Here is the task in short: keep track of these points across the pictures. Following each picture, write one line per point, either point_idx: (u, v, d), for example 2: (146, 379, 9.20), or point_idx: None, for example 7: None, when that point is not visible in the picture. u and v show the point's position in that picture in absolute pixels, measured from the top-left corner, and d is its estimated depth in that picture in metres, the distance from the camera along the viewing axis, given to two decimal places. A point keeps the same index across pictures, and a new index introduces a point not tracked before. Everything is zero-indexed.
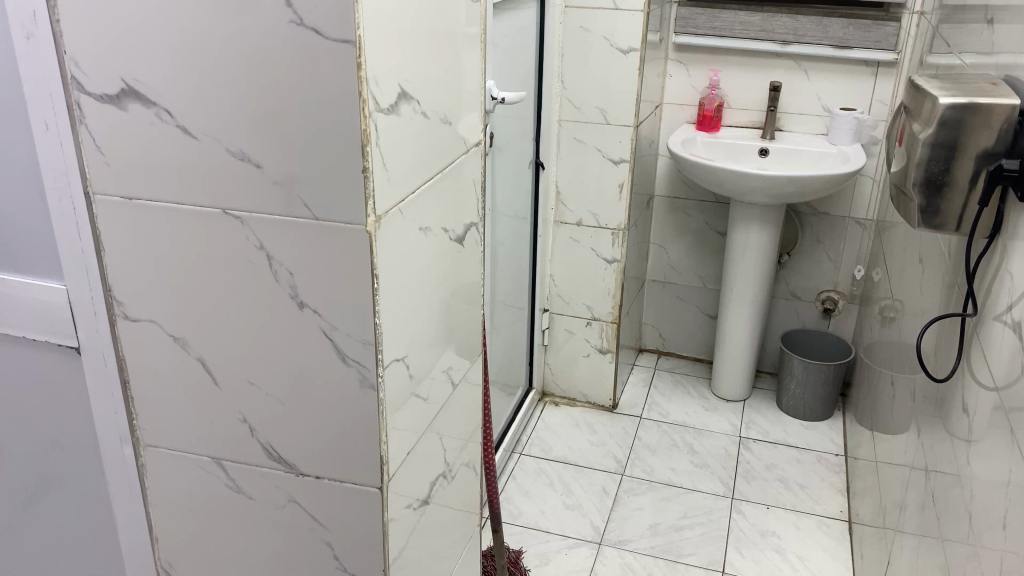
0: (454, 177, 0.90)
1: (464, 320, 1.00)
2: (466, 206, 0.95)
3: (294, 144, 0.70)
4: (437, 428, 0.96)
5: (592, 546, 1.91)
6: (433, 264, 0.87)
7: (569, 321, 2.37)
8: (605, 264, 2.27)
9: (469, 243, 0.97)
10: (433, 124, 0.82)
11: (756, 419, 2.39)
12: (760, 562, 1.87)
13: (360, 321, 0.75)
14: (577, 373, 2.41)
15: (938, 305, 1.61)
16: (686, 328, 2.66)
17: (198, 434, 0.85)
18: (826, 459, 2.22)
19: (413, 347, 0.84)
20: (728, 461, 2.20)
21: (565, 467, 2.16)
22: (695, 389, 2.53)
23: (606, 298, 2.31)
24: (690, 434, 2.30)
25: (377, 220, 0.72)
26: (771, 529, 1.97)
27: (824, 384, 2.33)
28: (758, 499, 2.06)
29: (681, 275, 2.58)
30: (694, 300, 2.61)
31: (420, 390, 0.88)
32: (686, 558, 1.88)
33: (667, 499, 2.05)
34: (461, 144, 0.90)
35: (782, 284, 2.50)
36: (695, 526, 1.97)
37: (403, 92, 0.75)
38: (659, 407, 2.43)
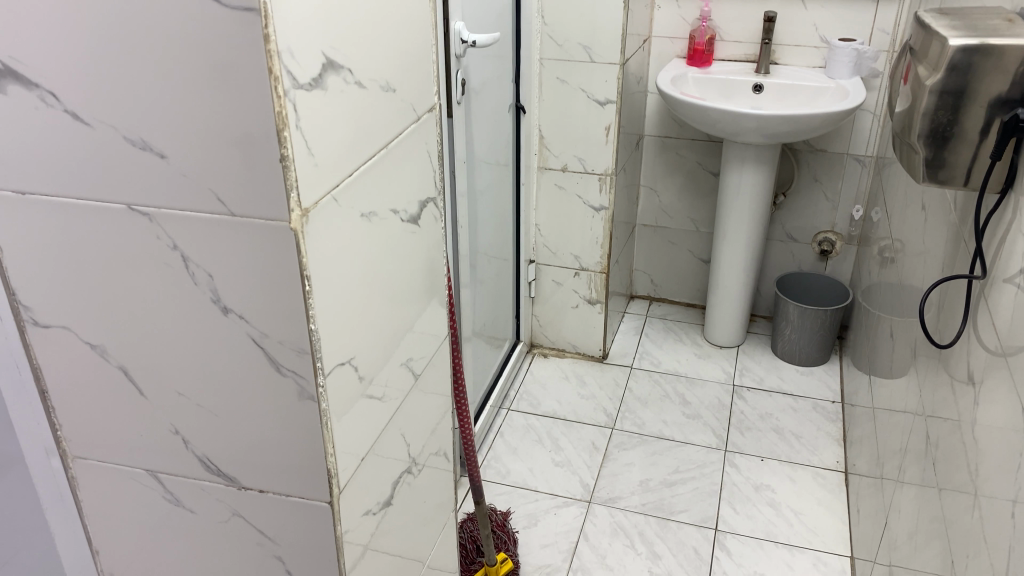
0: (403, 151, 0.80)
1: (426, 305, 0.91)
2: (422, 181, 0.85)
3: (202, 131, 0.60)
4: (398, 425, 0.88)
5: (582, 505, 1.86)
6: (382, 252, 0.78)
7: (556, 272, 2.28)
8: (593, 211, 2.18)
9: (427, 221, 0.88)
10: (373, 95, 0.72)
11: (751, 366, 2.32)
12: (753, 519, 1.82)
13: (293, 328, 0.66)
14: (565, 324, 2.34)
15: (940, 254, 1.52)
16: (678, 273, 2.58)
17: (128, 446, 0.77)
18: (822, 407, 2.16)
19: (362, 347, 0.76)
20: (721, 412, 2.14)
21: (554, 422, 2.10)
22: (687, 337, 2.46)
23: (595, 247, 2.22)
24: (682, 384, 2.24)
25: (303, 215, 0.63)
26: (765, 483, 1.92)
27: (821, 329, 2.26)
28: (752, 451, 2.01)
29: (673, 218, 2.49)
30: (686, 244, 2.52)
31: (373, 391, 0.80)
32: (677, 515, 1.83)
33: (659, 454, 2.00)
34: (411, 113, 0.80)
35: (777, 225, 2.40)
36: (687, 481, 1.92)
37: (330, 63, 0.64)
38: (651, 356, 2.36)
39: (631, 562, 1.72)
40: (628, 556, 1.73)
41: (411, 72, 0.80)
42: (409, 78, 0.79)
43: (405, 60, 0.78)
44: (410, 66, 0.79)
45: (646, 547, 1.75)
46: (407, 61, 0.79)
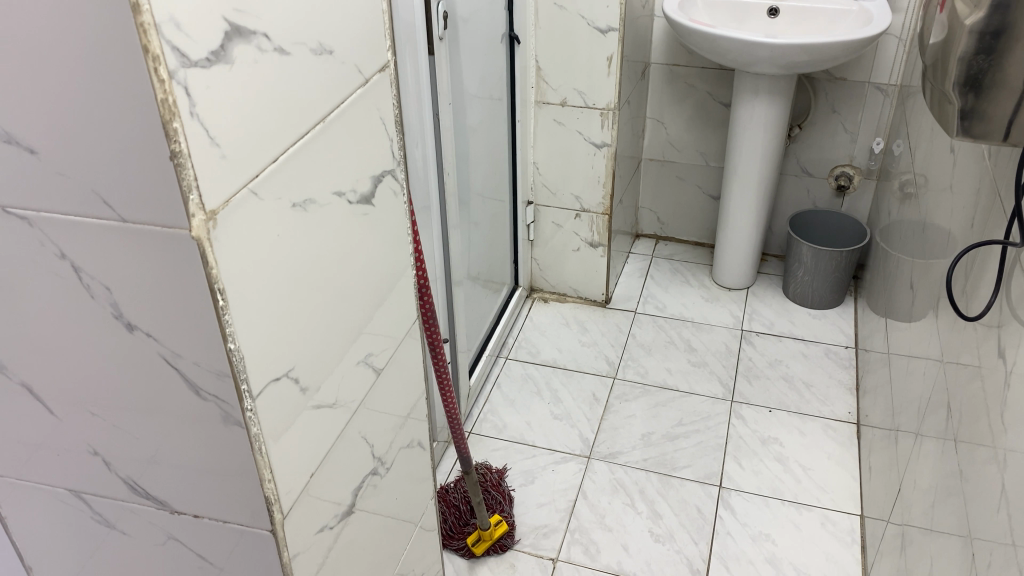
0: (348, 122, 0.68)
1: (388, 291, 0.81)
2: (375, 154, 0.74)
3: (75, 121, 0.49)
4: (356, 428, 0.79)
5: (581, 461, 1.78)
6: (324, 243, 0.67)
7: (556, 213, 2.16)
8: (594, 148, 2.04)
9: (384, 197, 0.77)
10: (300, 61, 0.60)
11: (760, 310, 2.22)
12: (759, 475, 1.74)
13: (207, 348, 0.56)
14: (566, 267, 2.23)
15: (965, 201, 1.40)
16: (686, 211, 2.45)
17: (46, 466, 0.68)
18: (834, 353, 2.06)
19: (301, 355, 0.66)
20: (728, 359, 2.05)
21: (553, 371, 2.01)
22: (694, 278, 2.35)
23: (597, 186, 2.09)
24: (688, 330, 2.14)
25: (208, 221, 0.52)
26: (773, 436, 1.83)
27: (835, 271, 2.14)
28: (760, 402, 1.92)
29: (681, 152, 2.35)
30: (694, 180, 2.39)
31: (320, 399, 0.70)
32: (680, 471, 1.75)
33: (662, 405, 1.91)
34: (356, 76, 0.68)
35: (792, 159, 2.26)
36: (691, 435, 1.84)
37: (234, 29, 0.52)
38: (655, 299, 2.26)
39: (631, 522, 1.65)
40: (628, 515, 1.66)
41: (354, 26, 0.67)
42: (352, 34, 0.67)
43: (346, 11, 0.65)
44: (352, 19, 0.66)
45: (647, 506, 1.68)
46: (349, 13, 0.66)
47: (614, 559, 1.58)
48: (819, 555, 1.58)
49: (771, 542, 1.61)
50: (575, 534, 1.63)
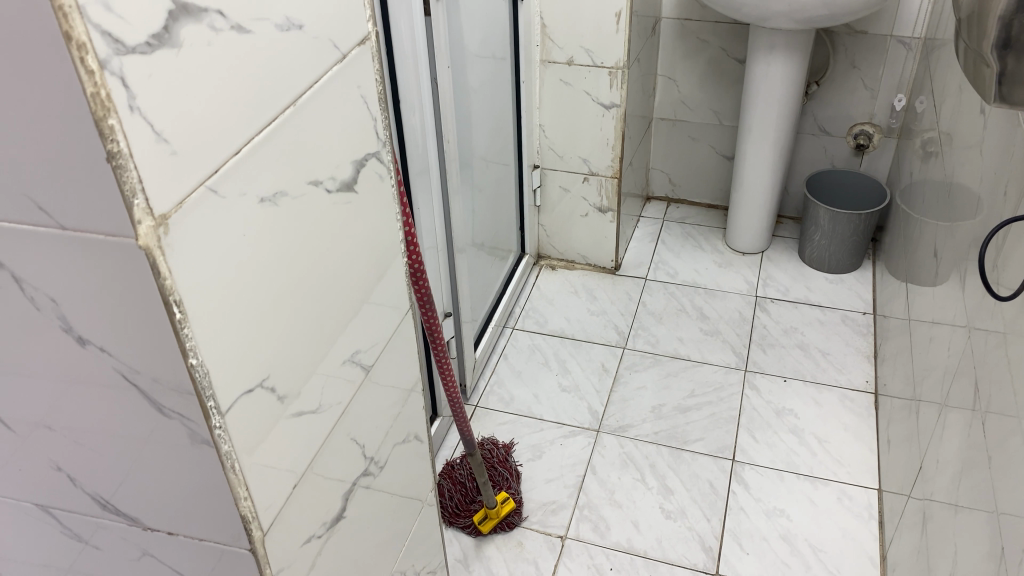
0: (324, 103, 0.62)
1: (377, 283, 0.75)
2: (356, 136, 0.67)
3: (2, 116, 0.43)
4: (345, 430, 0.74)
5: (590, 434, 1.73)
6: (300, 239, 0.61)
7: (563, 177, 2.09)
8: (603, 109, 1.96)
9: (368, 183, 0.70)
10: (264, 39, 0.53)
11: (775, 275, 2.15)
12: (774, 448, 1.70)
13: (166, 365, 0.51)
14: (574, 232, 2.17)
15: (994, 164, 1.32)
16: (699, 172, 2.37)
17: (10, 480, 0.64)
18: (852, 320, 1.99)
19: (276, 361, 0.61)
20: (741, 327, 1.99)
21: (561, 342, 1.96)
22: (707, 243, 2.28)
23: (605, 149, 2.02)
24: (700, 297, 2.08)
25: (158, 228, 0.46)
26: (788, 407, 1.78)
27: (853, 235, 2.06)
28: (775, 372, 1.86)
29: (693, 111, 2.26)
30: (707, 140, 2.30)
31: (301, 406, 0.65)
32: (692, 445, 1.70)
33: (673, 376, 1.86)
34: (331, 52, 0.61)
35: (809, 117, 2.17)
36: (703, 407, 1.78)
37: (181, 8, 0.46)
38: (667, 266, 2.20)
39: (641, 498, 1.60)
40: (638, 491, 1.62)
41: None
42: (325, 6, 0.60)
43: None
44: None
45: (658, 481, 1.63)
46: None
47: (623, 536, 1.54)
48: (835, 532, 1.54)
49: (786, 517, 1.56)
50: (584, 511, 1.58)
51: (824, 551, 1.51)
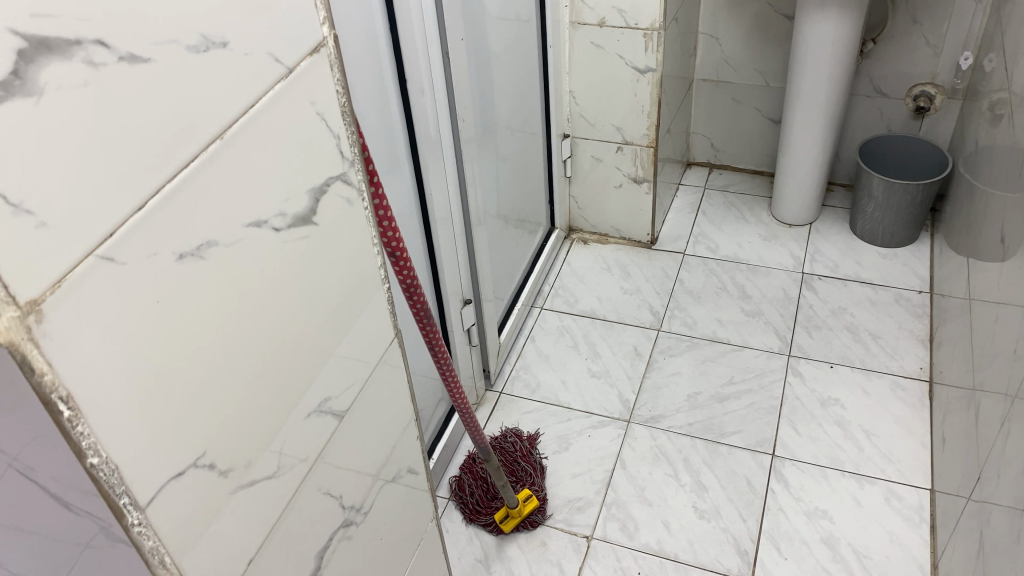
0: (266, 130, 0.52)
1: (351, 319, 0.66)
2: (314, 160, 0.58)
3: None
4: (316, 484, 0.66)
5: (620, 425, 1.63)
6: (240, 291, 0.52)
7: (595, 146, 1.98)
8: (638, 74, 1.82)
9: (333, 210, 0.61)
10: (173, 65, 0.44)
11: (824, 249, 2.01)
12: (817, 442, 1.58)
13: (64, 464, 0.43)
14: (607, 205, 2.07)
15: None
16: (743, 137, 2.22)
17: None
18: (906, 300, 1.85)
19: (216, 433, 0.52)
20: (785, 308, 1.86)
21: (592, 323, 1.86)
22: (751, 214, 2.14)
23: (640, 116, 1.89)
24: (743, 274, 1.96)
25: (24, 318, 0.38)
26: (834, 397, 1.66)
27: (910, 206, 1.90)
28: (820, 357, 1.74)
29: (737, 72, 2.10)
30: (752, 102, 2.15)
31: (254, 475, 0.57)
32: (729, 438, 1.60)
33: (710, 361, 1.75)
34: (271, 68, 0.51)
35: (864, 78, 2.00)
36: (742, 395, 1.68)
37: (39, 44, 0.36)
38: (707, 240, 2.07)
39: (673, 495, 1.51)
40: (669, 488, 1.52)
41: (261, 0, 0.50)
42: (258, 13, 0.50)
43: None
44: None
45: (691, 477, 1.54)
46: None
47: (653, 537, 1.45)
48: (881, 536, 1.43)
49: (829, 520, 1.46)
50: (611, 509, 1.50)
51: (869, 557, 1.40)
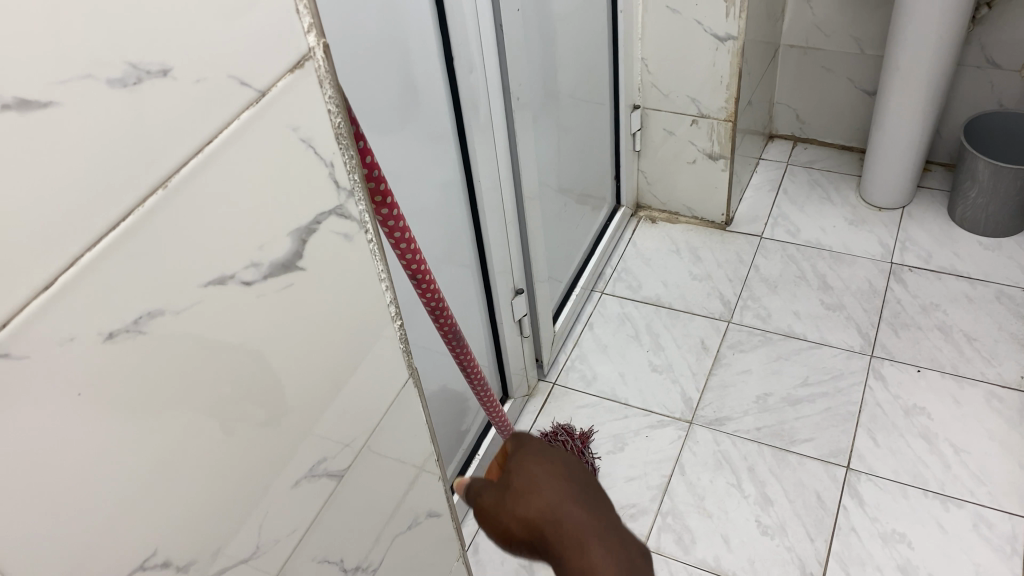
0: (235, 173, 0.43)
1: (351, 366, 0.58)
2: (299, 196, 0.48)
3: None
4: (308, 551, 0.59)
5: (681, 426, 1.52)
6: (198, 365, 0.44)
7: (668, 119, 1.83)
8: (717, 43, 1.66)
9: (327, 249, 0.52)
10: (85, 105, 0.35)
11: (917, 236, 1.83)
12: (898, 456, 1.44)
13: None
14: (679, 182, 1.93)
15: None
16: (832, 109, 2.04)
17: None
18: (1009, 298, 1.67)
19: (170, 528, 0.45)
20: (870, 302, 1.71)
21: (656, 312, 1.76)
22: (837, 194, 1.97)
23: (718, 89, 1.73)
24: (824, 263, 1.81)
25: None
26: (920, 405, 1.51)
27: (1019, 194, 1.70)
28: (907, 360, 1.59)
29: (829, 38, 1.92)
30: (844, 72, 1.96)
31: (224, 560, 0.50)
32: (800, 446, 1.47)
33: (784, 359, 1.62)
34: (235, 93, 0.42)
35: (974, 47, 1.79)
36: (817, 399, 1.54)
37: None
38: (787, 222, 1.92)
39: (734, 508, 1.40)
40: (731, 499, 1.41)
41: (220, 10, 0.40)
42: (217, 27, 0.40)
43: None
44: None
45: (755, 489, 1.42)
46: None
47: (710, 553, 1.34)
48: (967, 568, 1.29)
49: (906, 545, 1.32)
50: (667, 519, 1.39)
51: None
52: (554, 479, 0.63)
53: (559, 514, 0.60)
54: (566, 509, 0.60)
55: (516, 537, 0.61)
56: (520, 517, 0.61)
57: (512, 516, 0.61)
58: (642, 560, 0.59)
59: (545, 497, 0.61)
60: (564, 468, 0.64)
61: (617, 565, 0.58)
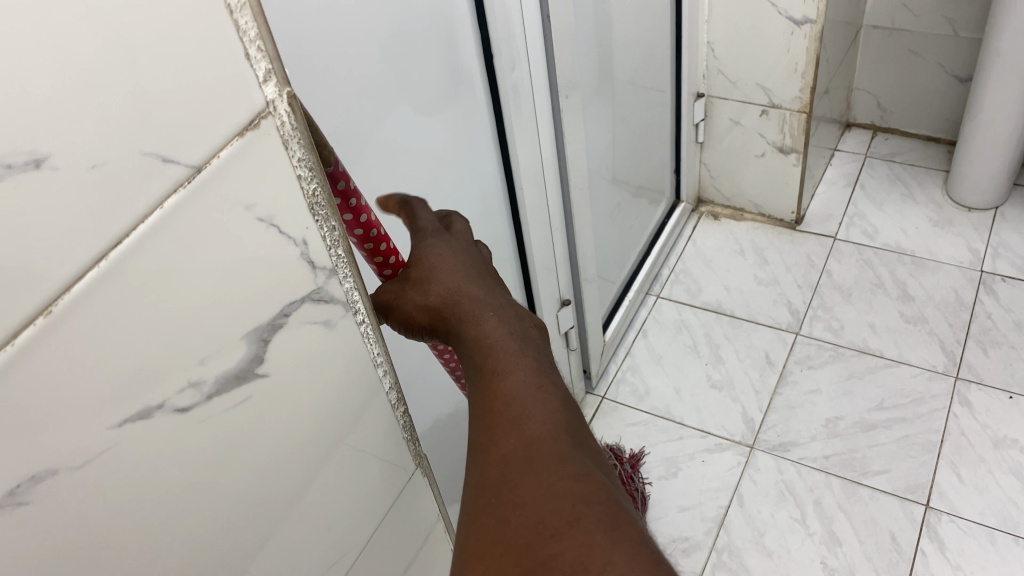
0: (170, 282, 0.33)
1: (336, 467, 0.48)
2: (257, 288, 0.38)
3: None
4: None
5: (741, 451, 1.40)
6: (112, 525, 0.34)
7: (734, 109, 1.69)
8: (792, 27, 1.50)
9: (299, 342, 0.41)
10: None
11: (1011, 242, 1.66)
12: (986, 495, 1.29)
13: None
14: (746, 176, 1.79)
15: None
16: (918, 97, 1.87)
17: None
18: None
19: None
20: (956, 316, 1.55)
21: (716, 320, 1.63)
22: (921, 192, 1.80)
23: (792, 78, 1.57)
24: (905, 270, 1.65)
25: None
26: (1012, 437, 1.35)
27: None
28: (997, 384, 1.43)
29: (919, 19, 1.74)
30: (934, 56, 1.78)
31: None
32: (873, 479, 1.34)
33: (857, 378, 1.48)
34: (153, 175, 0.31)
35: None
36: (894, 425, 1.40)
37: None
38: (864, 222, 1.77)
39: (797, 547, 1.27)
40: (794, 536, 1.29)
41: (133, 54, 0.29)
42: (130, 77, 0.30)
43: (96, 30, 0.28)
44: (116, 42, 0.29)
45: (822, 526, 1.29)
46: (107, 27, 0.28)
47: None
48: None
49: None
50: (722, 556, 1.28)
51: None
52: (454, 263, 0.59)
53: (457, 296, 0.57)
54: (463, 289, 0.57)
55: (421, 327, 0.58)
56: (419, 306, 0.57)
57: (413, 302, 0.58)
58: (537, 330, 0.56)
59: (442, 282, 0.57)
60: (467, 257, 0.60)
61: (508, 333, 0.54)
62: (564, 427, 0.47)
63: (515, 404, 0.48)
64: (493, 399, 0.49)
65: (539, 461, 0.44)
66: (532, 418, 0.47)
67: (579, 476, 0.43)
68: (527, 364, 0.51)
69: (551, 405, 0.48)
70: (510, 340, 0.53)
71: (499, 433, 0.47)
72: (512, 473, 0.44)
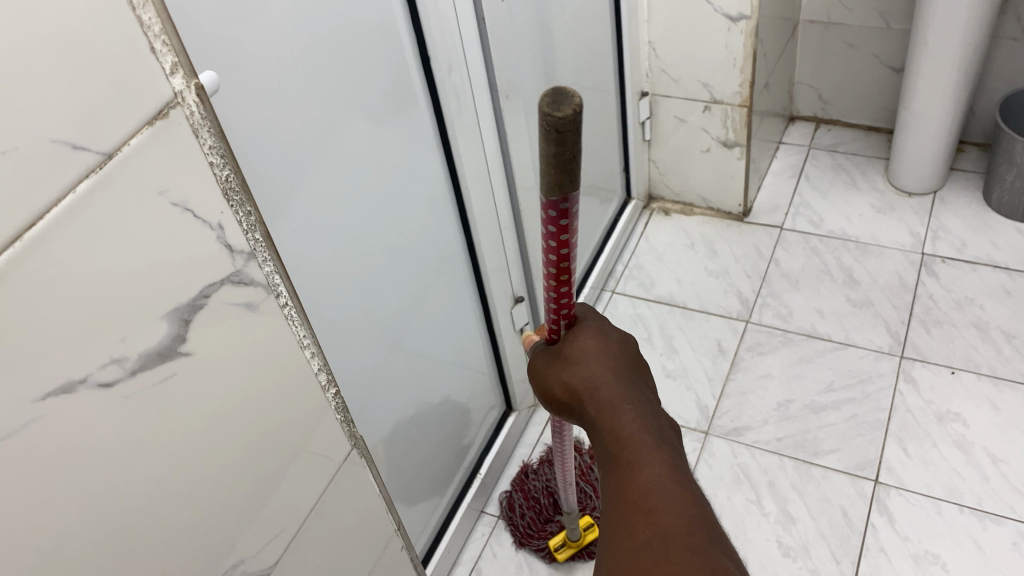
0: (81, 267, 0.35)
1: (269, 445, 0.50)
2: (177, 271, 0.40)
3: None
4: None
5: (697, 437, 1.44)
6: (35, 501, 0.36)
7: (677, 105, 1.73)
8: (729, 24, 1.54)
9: (220, 321, 0.43)
10: None
11: (950, 225, 1.71)
12: (931, 467, 1.33)
13: None
14: (693, 171, 1.83)
15: None
16: (858, 88, 1.93)
17: None
18: None
19: None
20: (900, 298, 1.59)
21: (670, 312, 1.66)
22: (863, 180, 1.86)
23: (731, 73, 1.62)
24: (851, 255, 1.70)
25: None
26: (955, 410, 1.40)
27: None
28: (939, 360, 1.48)
29: (852, 12, 1.79)
30: (870, 48, 1.84)
31: None
32: (824, 458, 1.37)
33: (807, 362, 1.52)
34: (66, 163, 0.34)
35: (1010, 17, 1.66)
36: (843, 405, 1.44)
37: None
38: (809, 211, 1.82)
39: (753, 527, 1.31)
40: (751, 517, 1.32)
41: (42, 47, 0.32)
42: (48, 70, 0.32)
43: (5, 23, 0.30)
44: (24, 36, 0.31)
45: (776, 506, 1.33)
46: (30, 26, 0.31)
47: None
48: None
49: (941, 567, 1.21)
50: None
51: None
52: (600, 351, 0.74)
53: (594, 382, 0.72)
54: (600, 379, 0.71)
55: (563, 399, 0.74)
56: (564, 385, 0.74)
57: (560, 381, 0.74)
58: (670, 428, 0.69)
59: (585, 367, 0.73)
60: (614, 343, 0.75)
61: (643, 427, 0.67)
62: (694, 522, 0.60)
63: (651, 497, 0.62)
64: (632, 491, 0.63)
65: (673, 554, 0.57)
66: (665, 511, 0.60)
67: (713, 565, 0.56)
68: (661, 458, 0.65)
69: (681, 500, 0.61)
70: (645, 434, 0.67)
71: (640, 525, 0.61)
72: (651, 556, 0.58)
